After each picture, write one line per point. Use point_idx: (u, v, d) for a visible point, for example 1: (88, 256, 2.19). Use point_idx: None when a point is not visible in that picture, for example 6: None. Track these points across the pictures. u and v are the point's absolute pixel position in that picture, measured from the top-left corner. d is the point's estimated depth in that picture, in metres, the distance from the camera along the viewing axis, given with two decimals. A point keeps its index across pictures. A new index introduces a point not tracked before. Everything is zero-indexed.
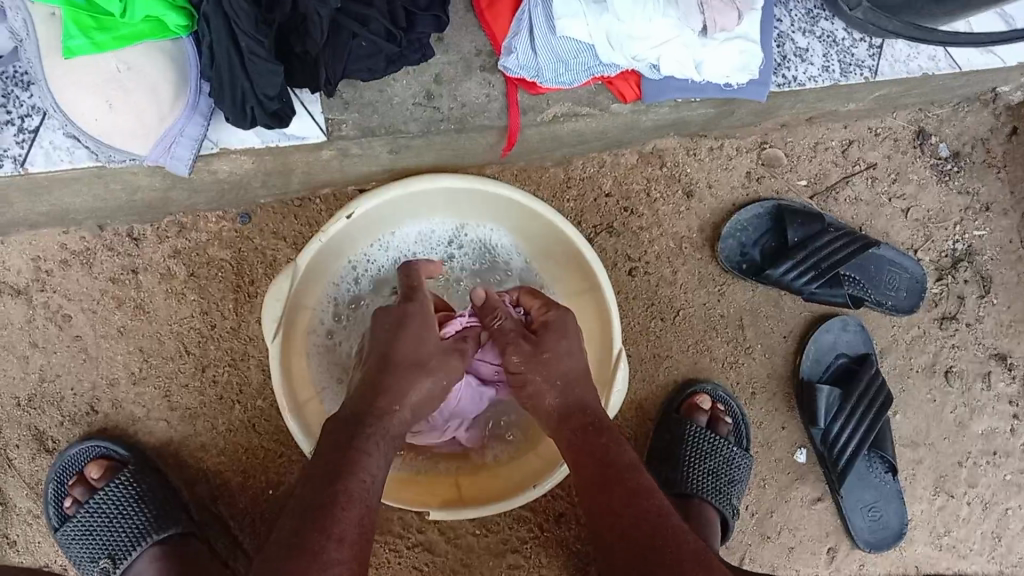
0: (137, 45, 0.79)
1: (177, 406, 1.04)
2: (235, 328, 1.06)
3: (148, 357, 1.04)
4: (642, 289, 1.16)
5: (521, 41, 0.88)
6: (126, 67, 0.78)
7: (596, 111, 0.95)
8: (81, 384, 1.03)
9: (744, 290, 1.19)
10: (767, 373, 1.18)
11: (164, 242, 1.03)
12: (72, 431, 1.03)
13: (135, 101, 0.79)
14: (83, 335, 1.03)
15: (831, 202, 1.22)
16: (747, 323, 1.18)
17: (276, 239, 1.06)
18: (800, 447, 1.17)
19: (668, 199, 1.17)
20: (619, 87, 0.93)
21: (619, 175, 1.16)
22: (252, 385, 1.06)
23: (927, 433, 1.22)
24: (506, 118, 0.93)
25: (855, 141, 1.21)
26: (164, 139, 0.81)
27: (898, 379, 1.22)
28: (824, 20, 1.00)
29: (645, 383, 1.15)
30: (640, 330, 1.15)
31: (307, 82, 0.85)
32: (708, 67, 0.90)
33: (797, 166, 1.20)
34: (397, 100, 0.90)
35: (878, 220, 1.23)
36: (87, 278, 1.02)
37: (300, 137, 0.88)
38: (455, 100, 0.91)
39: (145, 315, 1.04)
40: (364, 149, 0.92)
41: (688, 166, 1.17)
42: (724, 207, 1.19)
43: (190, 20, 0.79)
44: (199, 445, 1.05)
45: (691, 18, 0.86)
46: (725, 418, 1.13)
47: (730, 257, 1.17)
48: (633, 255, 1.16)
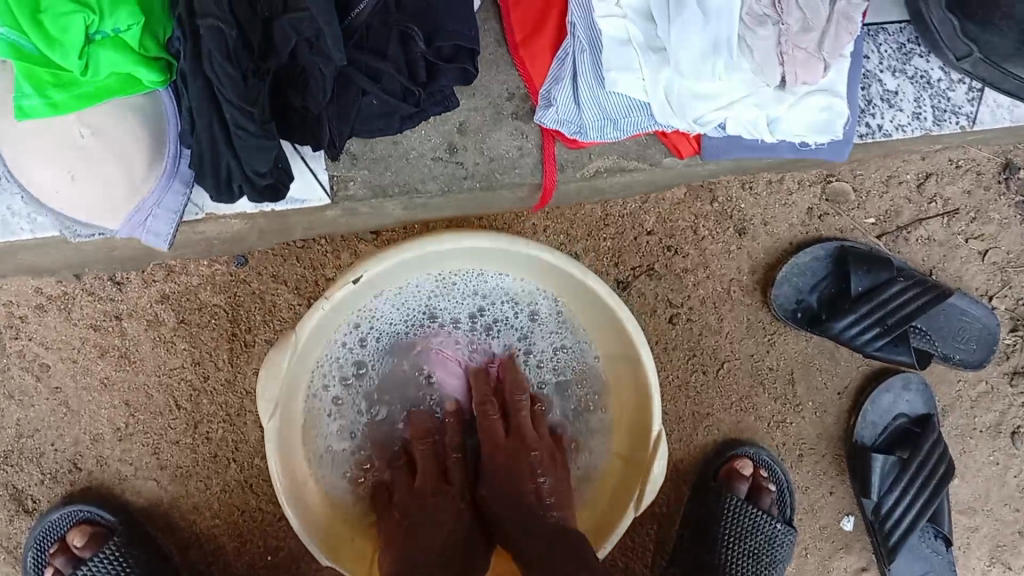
0: (102, 103, 0.65)
1: (167, 464, 0.95)
2: (230, 380, 0.95)
3: (135, 411, 0.94)
4: (683, 339, 1.04)
5: (563, 92, 0.74)
6: (90, 132, 0.65)
7: (646, 166, 0.81)
8: (63, 440, 0.94)
9: (797, 341, 1.06)
10: (817, 433, 1.07)
11: (151, 286, 0.92)
12: (53, 490, 0.94)
13: (102, 172, 0.66)
14: (63, 386, 0.93)
15: (901, 242, 1.08)
16: (798, 378, 1.06)
17: (275, 283, 0.94)
18: (847, 516, 1.07)
19: (717, 237, 1.04)
20: (674, 140, 0.79)
21: (664, 211, 1.03)
22: (250, 443, 0.96)
23: (987, 499, 1.11)
24: (541, 175, 0.79)
25: (933, 174, 1.07)
26: (140, 211, 0.69)
27: (959, 440, 1.10)
28: (918, 57, 0.85)
29: (682, 444, 1.04)
30: (679, 385, 1.04)
31: (308, 140, 0.72)
32: (783, 124, 0.75)
33: (865, 202, 1.07)
34: (414, 154, 0.77)
35: (952, 263, 1.09)
36: (66, 325, 0.92)
37: (300, 200, 0.75)
38: (482, 153, 0.78)
39: (131, 366, 0.94)
40: (374, 208, 0.79)
41: (742, 201, 1.04)
42: (780, 246, 1.06)
43: (167, 74, 0.66)
44: (191, 507, 0.95)
45: (767, 70, 0.71)
46: (769, 486, 1.02)
47: (785, 305, 1.04)
48: (675, 300, 1.04)
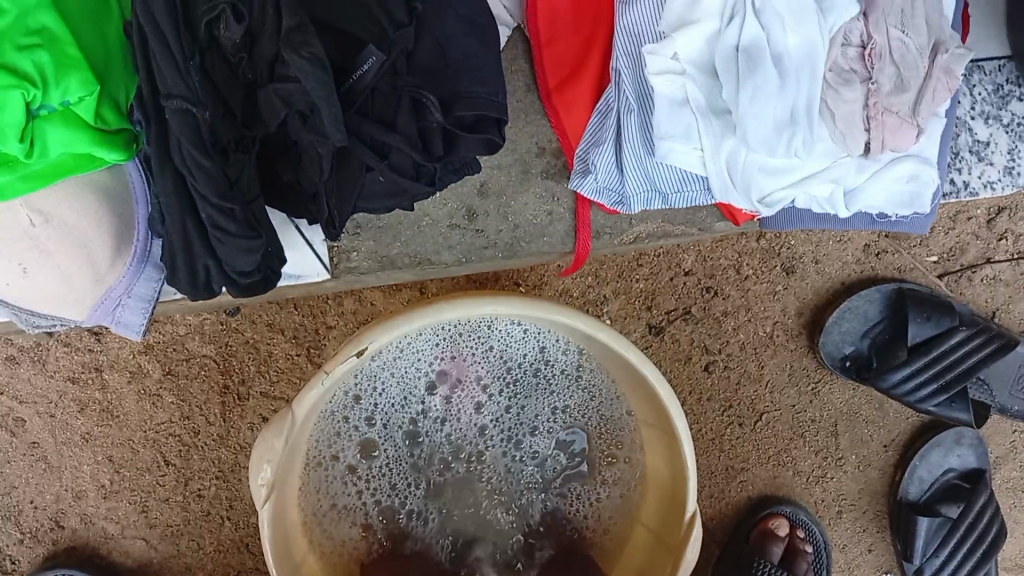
0: (55, 184, 0.55)
1: (157, 522, 0.88)
2: (223, 435, 0.87)
3: (120, 467, 0.86)
4: (720, 388, 0.95)
5: (603, 161, 0.63)
6: (43, 219, 0.55)
7: (694, 231, 0.70)
8: (43, 497, 0.86)
9: (843, 389, 0.97)
10: (859, 488, 0.98)
11: (134, 336, 0.83)
12: (33, 549, 0.87)
13: (60, 262, 0.56)
14: (41, 442, 0.85)
15: (964, 282, 0.97)
16: (842, 429, 0.98)
17: (271, 331, 0.85)
18: (885, 574, 1.00)
19: (762, 277, 0.94)
20: (731, 206, 0.67)
21: (704, 249, 0.92)
22: (245, 501, 0.88)
23: None
24: (574, 243, 0.69)
25: (1006, 209, 0.96)
26: (107, 300, 0.60)
27: (1010, 493, 1.02)
28: (1016, 101, 0.73)
29: (714, 500, 0.96)
30: (712, 437, 0.95)
31: (303, 214, 0.62)
32: (862, 198, 0.64)
33: (928, 240, 0.96)
34: (427, 222, 0.66)
35: (1018, 305, 0.99)
36: (42, 377, 0.83)
37: (295, 277, 0.65)
38: (505, 219, 0.67)
39: (115, 420, 0.85)
40: (382, 279, 0.69)
41: (791, 238, 0.94)
42: (831, 287, 0.95)
43: (131, 145, 0.56)
44: (183, 567, 0.88)
45: (852, 138, 0.60)
46: (804, 548, 0.94)
47: (833, 354, 0.95)
48: (713, 346, 0.94)
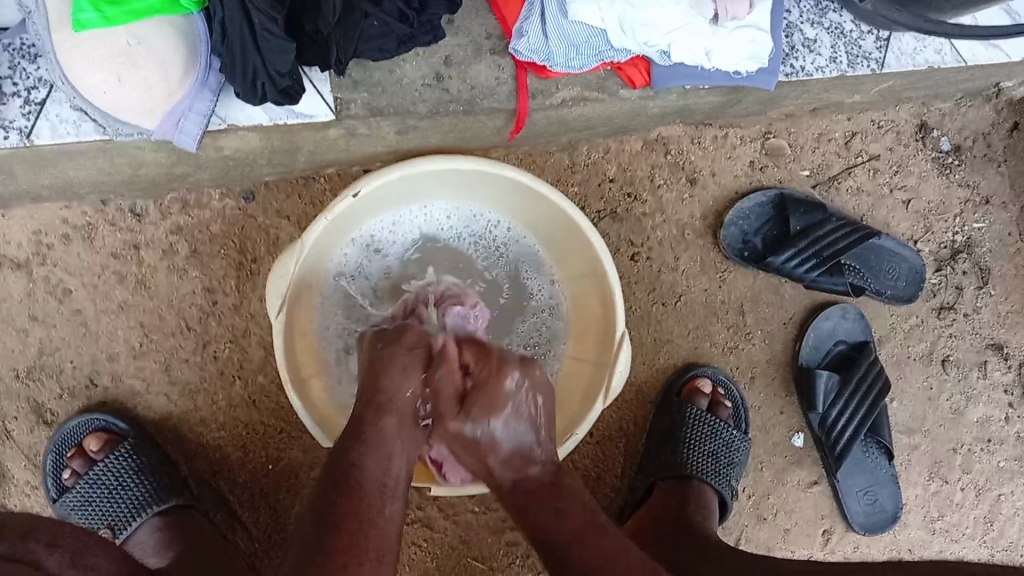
0: (146, 20, 0.78)
1: (177, 381, 1.04)
2: (236, 305, 1.05)
3: (149, 332, 1.04)
4: (644, 275, 1.17)
5: (533, 24, 0.87)
6: (137, 42, 0.78)
7: (605, 96, 0.95)
8: (81, 358, 1.03)
9: (745, 278, 1.19)
10: (766, 359, 1.18)
11: (167, 218, 1.03)
12: (71, 404, 1.03)
13: (144, 75, 0.78)
14: (83, 309, 1.02)
15: (833, 191, 1.22)
16: (748, 310, 1.18)
17: (279, 217, 1.05)
18: (797, 433, 1.18)
19: (672, 186, 1.17)
20: (629, 73, 0.93)
21: (624, 161, 1.16)
22: (253, 362, 1.05)
23: (923, 420, 1.23)
24: (515, 102, 0.92)
25: (858, 133, 1.22)
26: (173, 114, 0.81)
27: (896, 367, 1.23)
28: (833, 12, 1.01)
29: (646, 366, 1.16)
30: (641, 315, 1.16)
31: (317, 62, 0.84)
32: (718, 55, 0.90)
33: (800, 156, 1.21)
34: (406, 81, 0.90)
35: (879, 211, 1.24)
36: (89, 253, 1.02)
37: (310, 115, 0.87)
38: (464, 81, 0.91)
39: (146, 291, 1.03)
40: (372, 128, 0.92)
41: (692, 154, 1.18)
42: (727, 195, 1.20)
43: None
44: (200, 421, 1.04)
45: (702, 6, 0.87)
46: (725, 402, 1.13)
47: (732, 244, 1.17)
48: (636, 240, 1.17)
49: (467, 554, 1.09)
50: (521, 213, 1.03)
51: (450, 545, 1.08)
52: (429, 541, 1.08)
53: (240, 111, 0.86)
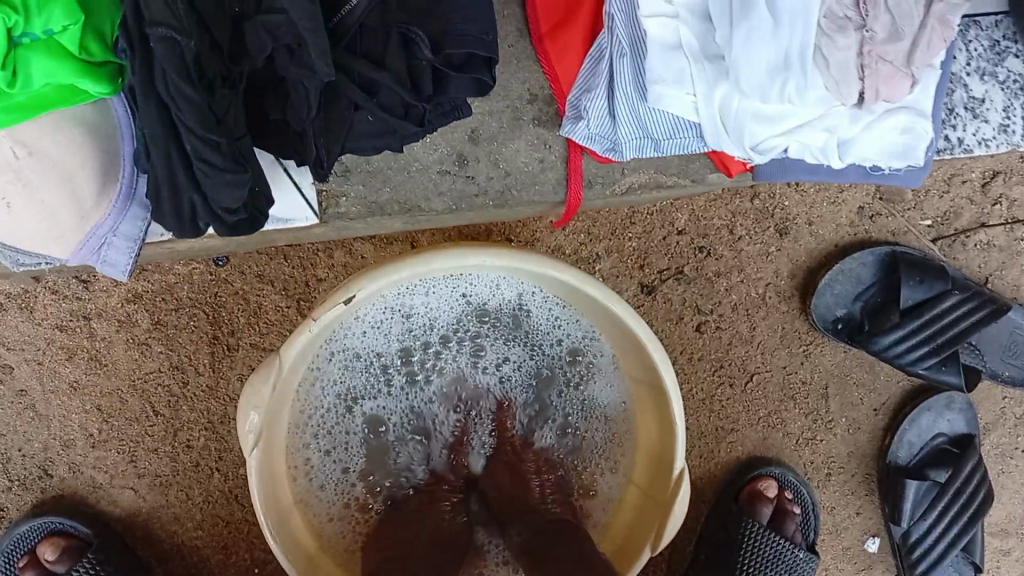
0: (40, 117, 0.54)
1: (145, 473, 0.88)
2: (212, 385, 0.87)
3: (108, 417, 0.86)
4: (710, 349, 0.95)
5: (597, 105, 0.62)
6: (27, 152, 0.54)
7: (686, 182, 0.70)
8: (31, 445, 0.86)
9: (834, 352, 0.97)
10: (848, 451, 0.98)
11: (122, 284, 0.83)
12: (23, 498, 0.86)
13: (43, 197, 0.55)
14: (29, 390, 0.85)
15: (958, 247, 0.97)
16: (833, 393, 0.97)
17: (261, 283, 0.84)
18: (872, 537, 1.00)
19: (755, 238, 0.93)
20: (722, 156, 0.67)
21: (698, 208, 0.92)
22: (234, 453, 0.88)
23: (1021, 520, 1.03)
24: (564, 191, 0.68)
25: (1002, 173, 0.95)
26: (92, 238, 0.59)
27: (998, 460, 1.02)
28: (1012, 57, 0.73)
29: (703, 460, 0.96)
30: (702, 397, 0.95)
31: (288, 152, 0.60)
32: (856, 151, 0.64)
33: (923, 202, 0.95)
34: (417, 167, 0.66)
35: (1012, 271, 0.99)
36: (30, 325, 0.83)
37: (284, 220, 0.65)
38: (496, 165, 0.67)
39: (103, 369, 0.85)
40: (372, 226, 0.68)
41: (786, 198, 0.93)
42: (825, 249, 0.95)
43: (116, 83, 0.54)
44: (172, 518, 0.89)
45: (845, 89, 0.59)
46: (792, 508, 0.94)
47: (825, 316, 0.94)
48: (704, 306, 0.94)
49: None
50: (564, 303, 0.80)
51: None
52: None
53: None
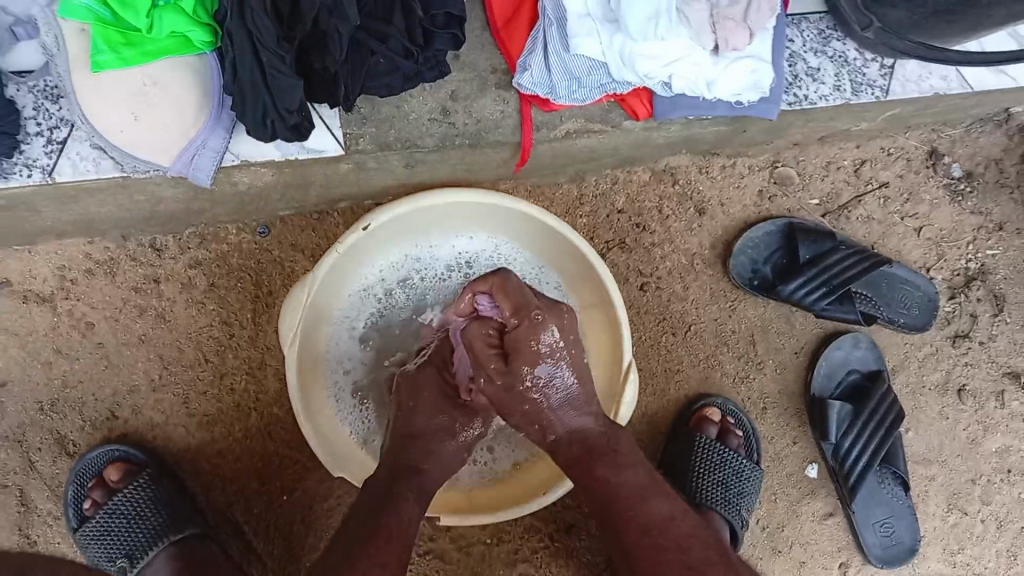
0: (161, 59, 0.82)
1: (195, 412, 1.06)
2: (252, 337, 1.07)
3: (167, 365, 1.06)
4: (654, 304, 1.17)
5: (536, 59, 0.90)
6: (151, 82, 0.82)
7: (609, 128, 0.97)
8: (103, 390, 1.05)
9: (755, 306, 1.19)
10: (778, 390, 1.18)
11: (186, 252, 1.06)
12: (92, 435, 1.05)
13: (157, 114, 0.82)
14: (105, 342, 1.05)
15: (843, 220, 1.22)
16: (759, 339, 1.18)
17: (294, 251, 1.08)
18: (811, 463, 1.17)
19: (680, 217, 1.18)
20: (631, 103, 0.95)
21: (632, 192, 1.17)
22: (268, 394, 1.08)
23: (940, 450, 1.21)
24: (520, 135, 0.95)
25: (867, 161, 1.22)
26: (187, 150, 0.84)
27: (910, 396, 1.22)
28: (835, 41, 1.01)
29: (656, 397, 1.16)
30: (651, 344, 1.16)
31: (326, 99, 0.87)
32: (720, 85, 0.92)
33: (809, 185, 1.21)
34: (414, 116, 0.92)
35: (890, 239, 1.23)
36: (111, 287, 1.05)
37: (318, 150, 0.90)
38: (470, 115, 0.93)
39: (165, 324, 1.06)
40: (380, 162, 0.94)
41: (700, 184, 1.19)
42: (735, 225, 1.20)
43: (213, 36, 0.81)
44: (215, 452, 1.06)
45: (702, 36, 0.87)
46: (735, 431, 1.13)
47: (742, 274, 1.18)
48: (645, 270, 1.17)
49: None
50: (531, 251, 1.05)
51: None
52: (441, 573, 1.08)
53: (253, 148, 0.88)
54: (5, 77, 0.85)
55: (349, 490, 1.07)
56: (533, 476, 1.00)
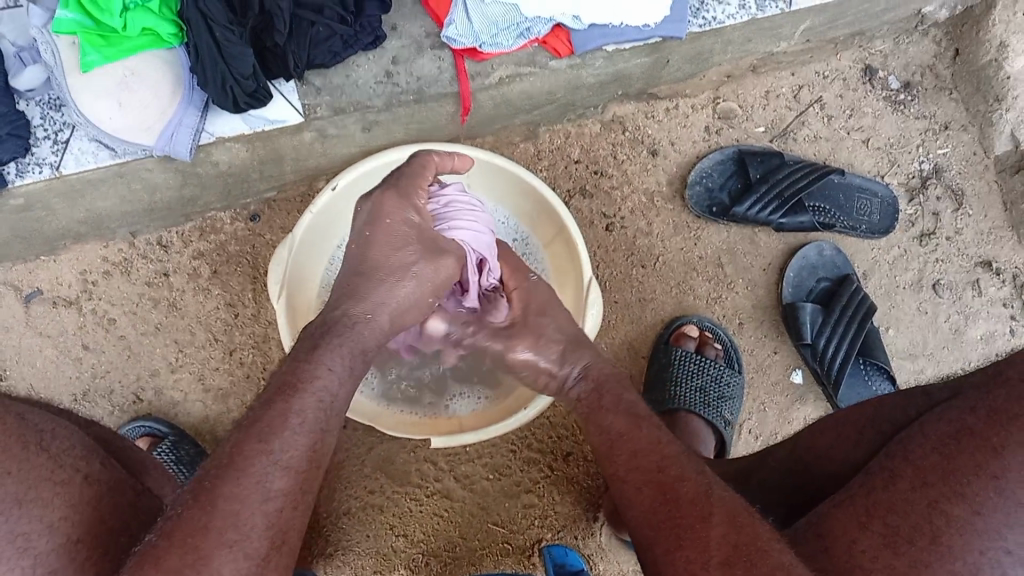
0: (139, 55, 0.98)
1: (211, 387, 1.18)
2: (255, 314, 1.19)
3: (183, 348, 1.18)
4: (621, 241, 1.24)
5: (458, 12, 1.02)
6: (131, 73, 0.98)
7: (537, 69, 1.08)
8: (127, 377, 1.17)
9: (718, 232, 1.26)
10: (752, 304, 1.25)
11: (189, 245, 1.18)
12: (122, 418, 1.17)
13: (139, 99, 0.97)
14: (126, 334, 1.17)
15: (790, 141, 1.29)
16: (726, 261, 1.25)
17: (283, 233, 1.20)
18: (795, 369, 1.24)
19: (635, 160, 1.26)
20: (553, 44, 1.06)
21: (586, 143, 1.25)
22: (274, 363, 1.18)
23: (925, 344, 1.26)
24: (457, 85, 1.06)
25: (805, 85, 1.29)
26: (167, 129, 0.97)
27: (886, 297, 1.26)
28: None
29: (635, 325, 1.23)
30: (622, 278, 1.23)
31: (282, 73, 0.99)
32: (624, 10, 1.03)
33: (752, 115, 1.28)
34: (361, 82, 1.04)
35: (841, 154, 1.30)
36: (127, 285, 1.18)
37: (282, 121, 1.02)
38: (411, 75, 1.05)
39: (178, 312, 1.18)
40: (339, 127, 1.07)
41: (649, 128, 1.26)
42: (689, 160, 1.27)
43: (179, 30, 0.96)
44: (232, 421, 1.17)
45: None
46: (713, 343, 1.20)
47: (699, 203, 1.25)
48: (609, 212, 1.24)
49: (488, 519, 1.15)
50: (501, 205, 1.16)
51: (470, 512, 1.15)
52: (450, 511, 1.15)
53: (225, 125, 1.01)
54: (15, 94, 0.99)
55: (355, 441, 1.15)
56: (517, 400, 1.08)
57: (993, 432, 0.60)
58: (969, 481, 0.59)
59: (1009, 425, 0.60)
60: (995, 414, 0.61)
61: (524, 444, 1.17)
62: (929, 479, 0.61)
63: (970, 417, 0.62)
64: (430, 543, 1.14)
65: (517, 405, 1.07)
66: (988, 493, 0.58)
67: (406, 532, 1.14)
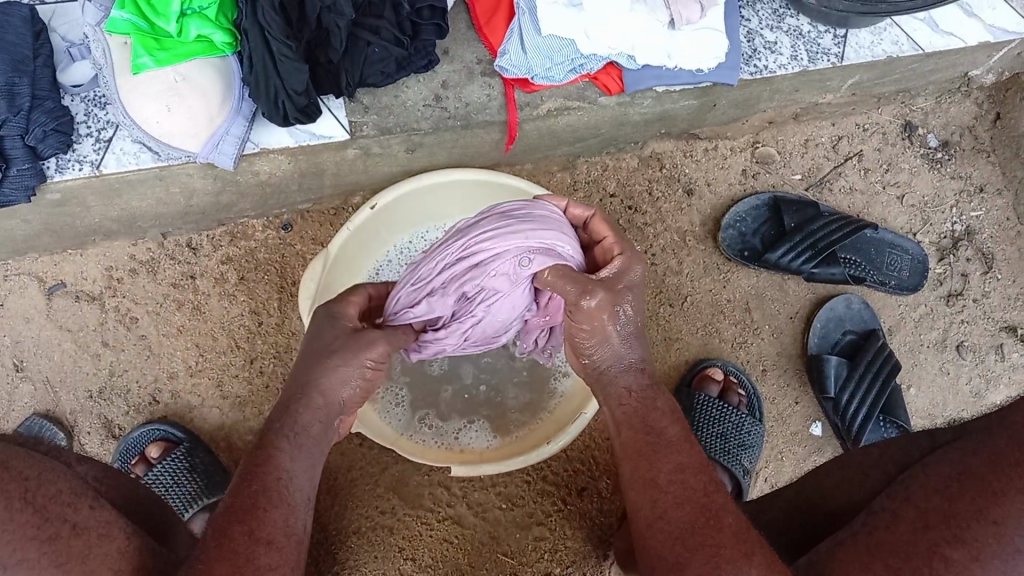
0: (192, 61, 0.95)
1: (229, 394, 1.16)
2: (279, 324, 1.18)
3: (204, 352, 1.17)
4: (650, 278, 1.23)
5: (513, 43, 1.01)
6: (183, 79, 0.94)
7: (586, 104, 1.08)
8: (145, 378, 1.16)
9: (748, 276, 1.25)
10: (776, 352, 1.25)
11: (218, 249, 1.18)
12: (137, 419, 1.15)
13: (188, 105, 0.95)
14: (147, 334, 1.16)
15: (826, 191, 1.29)
16: (754, 307, 1.25)
17: (314, 245, 1.19)
18: (814, 422, 1.24)
19: (670, 198, 1.25)
20: (603, 80, 1.06)
21: (622, 177, 1.24)
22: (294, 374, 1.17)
23: (945, 406, 1.26)
24: (505, 114, 1.06)
25: (844, 137, 1.29)
26: (213, 138, 0.97)
27: (909, 355, 1.26)
28: (789, 17, 1.11)
29: (658, 363, 1.23)
30: (650, 316, 1.22)
31: (332, 90, 0.98)
32: (679, 55, 1.02)
33: (790, 162, 1.28)
34: (410, 103, 1.04)
35: (875, 208, 1.29)
36: (152, 284, 1.16)
37: (327, 136, 1.02)
38: (460, 100, 1.05)
39: (201, 315, 1.17)
40: (383, 146, 1.06)
41: (686, 167, 1.26)
42: (723, 203, 1.27)
43: (233, 39, 0.95)
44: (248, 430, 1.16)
45: (658, 11, 1.00)
46: (737, 389, 1.20)
47: (732, 246, 1.24)
48: (640, 247, 1.24)
49: (498, 549, 1.14)
50: None
51: (480, 541, 1.14)
52: (460, 538, 1.14)
53: (271, 137, 1.01)
54: (60, 89, 0.98)
55: (371, 461, 1.14)
56: (540, 433, 1.08)
57: (994, 476, 0.60)
58: (969, 525, 0.59)
59: (1007, 469, 0.60)
60: (994, 458, 0.61)
61: (539, 476, 1.16)
62: (931, 522, 0.62)
63: (971, 459, 0.63)
64: (438, 570, 1.13)
65: (542, 439, 1.06)
66: (986, 538, 0.58)
67: (415, 556, 1.13)
